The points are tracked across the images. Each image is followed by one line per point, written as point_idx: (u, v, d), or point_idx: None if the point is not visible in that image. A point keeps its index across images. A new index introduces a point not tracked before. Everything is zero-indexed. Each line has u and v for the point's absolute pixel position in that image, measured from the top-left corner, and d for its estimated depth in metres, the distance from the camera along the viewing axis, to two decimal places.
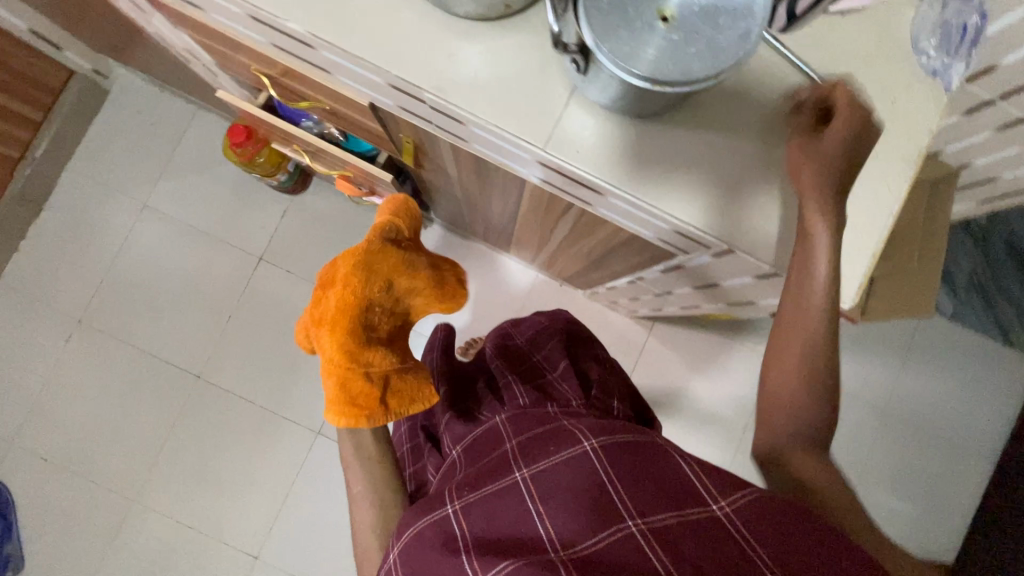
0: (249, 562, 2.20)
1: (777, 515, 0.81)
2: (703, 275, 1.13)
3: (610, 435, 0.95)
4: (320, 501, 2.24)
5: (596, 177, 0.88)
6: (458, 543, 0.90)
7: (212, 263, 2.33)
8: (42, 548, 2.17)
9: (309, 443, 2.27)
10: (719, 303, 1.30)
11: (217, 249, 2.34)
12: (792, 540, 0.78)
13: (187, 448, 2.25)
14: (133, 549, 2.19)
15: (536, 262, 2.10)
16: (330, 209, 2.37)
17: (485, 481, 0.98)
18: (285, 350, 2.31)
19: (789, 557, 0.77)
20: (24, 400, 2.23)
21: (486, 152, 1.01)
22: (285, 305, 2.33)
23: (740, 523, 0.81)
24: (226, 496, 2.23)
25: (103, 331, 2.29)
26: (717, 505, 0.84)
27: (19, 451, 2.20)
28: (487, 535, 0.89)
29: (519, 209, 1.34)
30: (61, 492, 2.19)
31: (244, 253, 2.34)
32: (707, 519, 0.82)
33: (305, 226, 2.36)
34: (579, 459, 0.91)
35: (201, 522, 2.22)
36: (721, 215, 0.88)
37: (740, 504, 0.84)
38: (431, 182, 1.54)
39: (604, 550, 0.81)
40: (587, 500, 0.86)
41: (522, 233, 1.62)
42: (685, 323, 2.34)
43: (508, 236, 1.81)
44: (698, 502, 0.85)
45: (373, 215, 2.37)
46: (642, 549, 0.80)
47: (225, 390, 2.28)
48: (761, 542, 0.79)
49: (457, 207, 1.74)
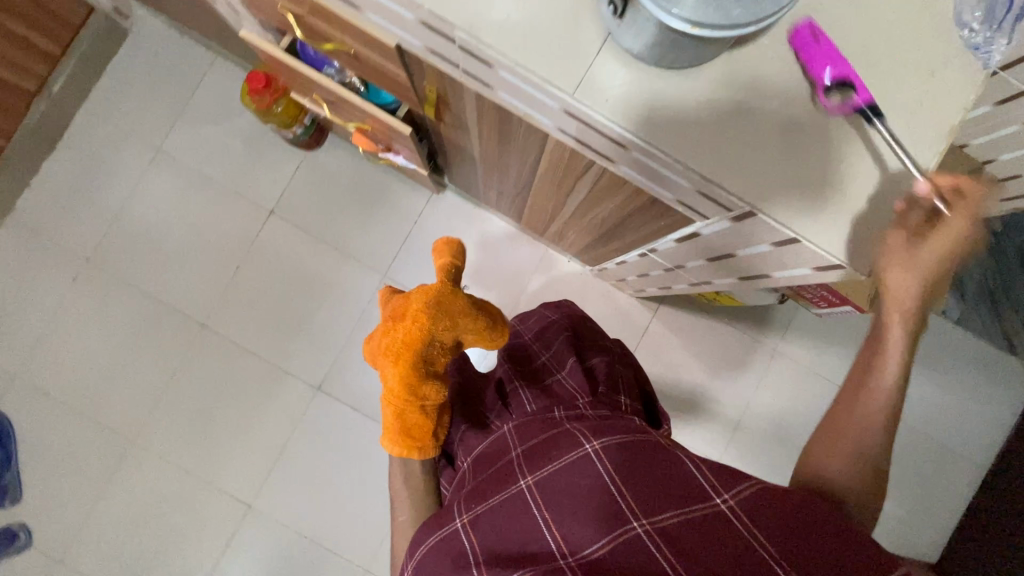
0: (242, 511, 2.23)
1: (782, 509, 0.83)
2: (718, 244, 1.11)
3: (609, 436, 0.99)
4: (315, 457, 2.27)
5: (623, 129, 0.87)
6: (472, 557, 0.96)
7: (222, 213, 2.33)
8: (39, 482, 2.20)
9: (308, 400, 2.29)
10: (732, 279, 1.29)
11: (228, 200, 2.33)
12: (797, 534, 0.80)
13: (187, 396, 2.27)
14: (132, 489, 2.22)
15: (546, 235, 2.09)
16: (343, 168, 2.35)
17: (494, 491, 1.03)
18: (289, 306, 2.32)
19: (796, 549, 0.79)
20: (28, 336, 2.25)
21: (512, 102, 1.01)
22: (292, 262, 2.33)
23: (747, 517, 0.83)
24: (223, 446, 2.26)
25: (108, 274, 2.29)
26: (721, 498, 0.86)
27: (21, 385, 2.23)
28: (499, 547, 0.95)
29: (536, 171, 1.33)
30: (61, 428, 2.22)
31: (256, 207, 2.34)
32: (711, 514, 0.85)
33: (318, 183, 2.35)
34: (580, 463, 0.96)
35: (197, 469, 2.24)
36: (746, 173, 0.87)
37: (744, 494, 0.86)
38: (449, 141, 1.53)
39: (608, 556, 0.84)
40: (592, 504, 0.90)
41: (537, 201, 1.61)
42: (690, 307, 2.34)
43: (521, 204, 1.80)
44: (702, 497, 0.87)
45: (386, 177, 2.36)
46: (647, 549, 0.83)
47: (227, 341, 2.29)
48: (766, 534, 0.81)
49: (473, 170, 1.73)
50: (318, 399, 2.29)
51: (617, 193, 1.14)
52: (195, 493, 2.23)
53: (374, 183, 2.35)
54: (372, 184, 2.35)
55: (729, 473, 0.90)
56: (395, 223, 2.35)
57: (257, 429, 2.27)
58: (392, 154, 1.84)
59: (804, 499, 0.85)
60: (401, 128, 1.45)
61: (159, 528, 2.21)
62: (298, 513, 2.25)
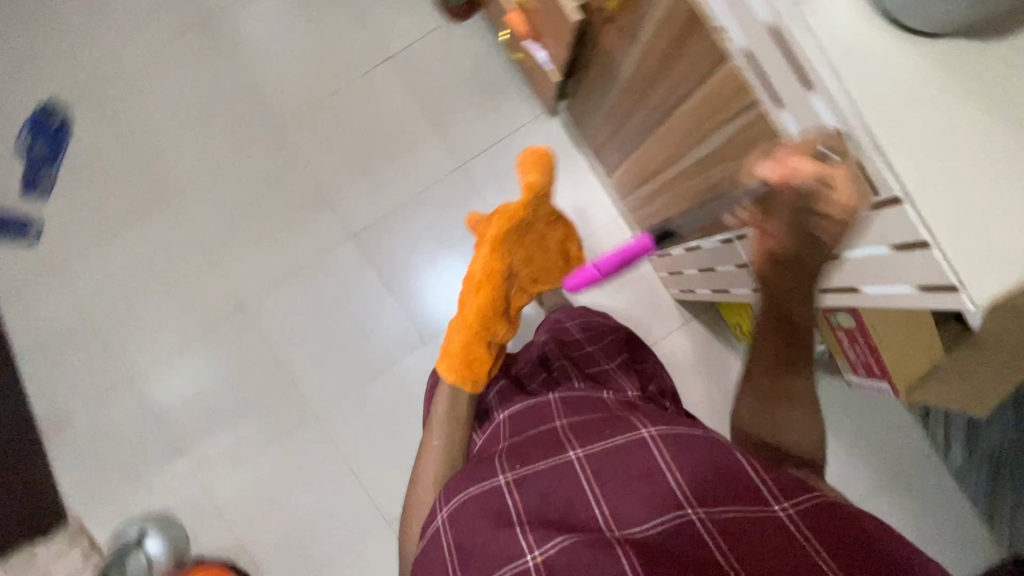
0: (233, 307, 2.33)
1: (831, 520, 0.94)
2: (830, 239, 1.09)
3: (664, 425, 1.09)
4: (317, 293, 2.33)
5: (821, 56, 0.84)
6: (517, 516, 1.06)
7: (342, 38, 2.36)
8: (77, 193, 2.33)
9: (335, 241, 2.34)
10: (817, 288, 1.27)
11: (353, 29, 2.36)
12: (843, 545, 0.90)
13: (232, 184, 2.34)
14: (153, 240, 2.33)
15: (631, 200, 2.09)
16: (470, 50, 2.34)
17: (542, 457, 1.14)
18: (358, 150, 2.34)
19: (846, 559, 0.89)
20: (127, 63, 2.34)
21: (711, 2, 0.99)
22: (381, 112, 2.35)
23: (803, 525, 0.93)
24: (244, 244, 2.34)
25: (218, 42, 2.35)
26: (780, 506, 0.96)
27: (100, 101, 2.33)
28: (548, 512, 1.05)
29: (681, 105, 1.30)
30: (120, 157, 2.32)
31: (379, 47, 2.35)
32: (767, 517, 0.94)
33: (445, 51, 2.35)
34: (636, 446, 1.07)
35: (212, 251, 2.33)
36: (915, 150, 0.83)
37: (799, 505, 0.95)
38: (605, 48, 1.51)
39: (659, 536, 0.95)
40: (647, 488, 1.00)
41: (654, 147, 1.59)
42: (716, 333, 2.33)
43: (630, 149, 1.78)
44: (759, 500, 0.96)
45: (503, 78, 2.34)
46: (698, 535, 0.94)
47: (290, 154, 2.34)
48: (816, 541, 0.92)
49: (604, 96, 1.71)
50: (343, 246, 2.34)
51: (755, 151, 1.14)
52: (204, 273, 2.33)
53: (493, 77, 2.34)
54: (489, 77, 2.34)
55: (789, 484, 0.98)
56: (494, 123, 2.34)
57: (283, 245, 2.34)
58: (536, 48, 1.77)
59: (851, 514, 0.95)
60: (571, 13, 1.40)
61: (161, 286, 2.33)
62: (279, 334, 2.33)
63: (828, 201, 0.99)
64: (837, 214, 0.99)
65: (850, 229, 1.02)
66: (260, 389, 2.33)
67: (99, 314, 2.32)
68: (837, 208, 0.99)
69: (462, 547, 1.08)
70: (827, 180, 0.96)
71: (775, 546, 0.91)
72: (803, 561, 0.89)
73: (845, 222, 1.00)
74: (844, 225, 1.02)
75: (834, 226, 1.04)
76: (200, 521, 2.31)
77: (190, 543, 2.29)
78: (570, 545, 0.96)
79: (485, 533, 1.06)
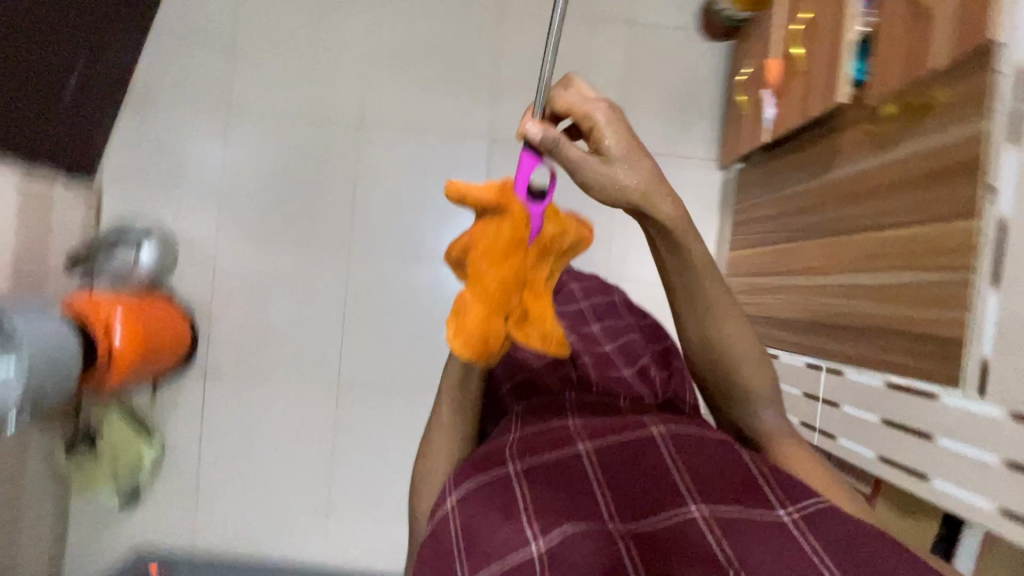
0: (354, 122, 2.34)
1: (845, 526, 0.94)
2: (922, 417, 1.25)
3: (673, 425, 1.14)
4: (427, 163, 2.35)
5: None
6: (519, 507, 1.01)
7: None
8: None
9: (474, 135, 2.35)
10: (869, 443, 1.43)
11: None
12: (858, 556, 0.90)
13: (428, 25, 2.34)
14: (339, 21, 2.32)
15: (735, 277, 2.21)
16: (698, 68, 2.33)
17: (547, 448, 1.11)
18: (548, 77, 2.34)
19: (857, 566, 0.89)
20: None
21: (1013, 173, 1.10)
22: (588, 60, 2.32)
23: (811, 530, 0.94)
24: (398, 79, 2.34)
25: None
26: (786, 510, 0.97)
27: None
28: (551, 505, 1.01)
29: (878, 231, 1.43)
30: None
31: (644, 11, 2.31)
32: (776, 523, 0.95)
33: (691, 59, 2.33)
34: (644, 444, 1.09)
35: (368, 65, 2.34)
36: None
37: (804, 511, 0.97)
38: (839, 144, 1.61)
39: (664, 531, 0.96)
40: (650, 487, 1.02)
41: (807, 250, 1.73)
42: None
43: (780, 240, 1.90)
44: (766, 505, 0.98)
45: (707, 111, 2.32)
46: (704, 529, 0.95)
47: (490, 38, 2.35)
48: (825, 549, 0.92)
49: (794, 183, 1.83)
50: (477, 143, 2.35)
51: (920, 313, 1.27)
52: (358, 78, 2.34)
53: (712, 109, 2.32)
54: (696, 102, 2.32)
55: (795, 490, 1.00)
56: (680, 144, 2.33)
57: (436, 106, 2.35)
58: (773, 103, 1.86)
59: (865, 527, 0.94)
60: (842, 96, 1.49)
61: (317, 61, 2.33)
62: (373, 171, 2.34)
63: (583, 161, 1.00)
64: (611, 159, 1.01)
65: (624, 168, 1.01)
66: (324, 203, 2.34)
67: (252, 44, 2.32)
68: (600, 172, 1.00)
69: (465, 532, 1.01)
70: (575, 162, 1.00)
71: (790, 551, 0.91)
72: (814, 567, 0.89)
73: (614, 180, 1.00)
74: (639, 164, 1.01)
75: (622, 165, 1.01)
76: (194, 267, 2.32)
77: (173, 277, 2.31)
78: (574, 537, 0.94)
79: (490, 525, 1.00)
